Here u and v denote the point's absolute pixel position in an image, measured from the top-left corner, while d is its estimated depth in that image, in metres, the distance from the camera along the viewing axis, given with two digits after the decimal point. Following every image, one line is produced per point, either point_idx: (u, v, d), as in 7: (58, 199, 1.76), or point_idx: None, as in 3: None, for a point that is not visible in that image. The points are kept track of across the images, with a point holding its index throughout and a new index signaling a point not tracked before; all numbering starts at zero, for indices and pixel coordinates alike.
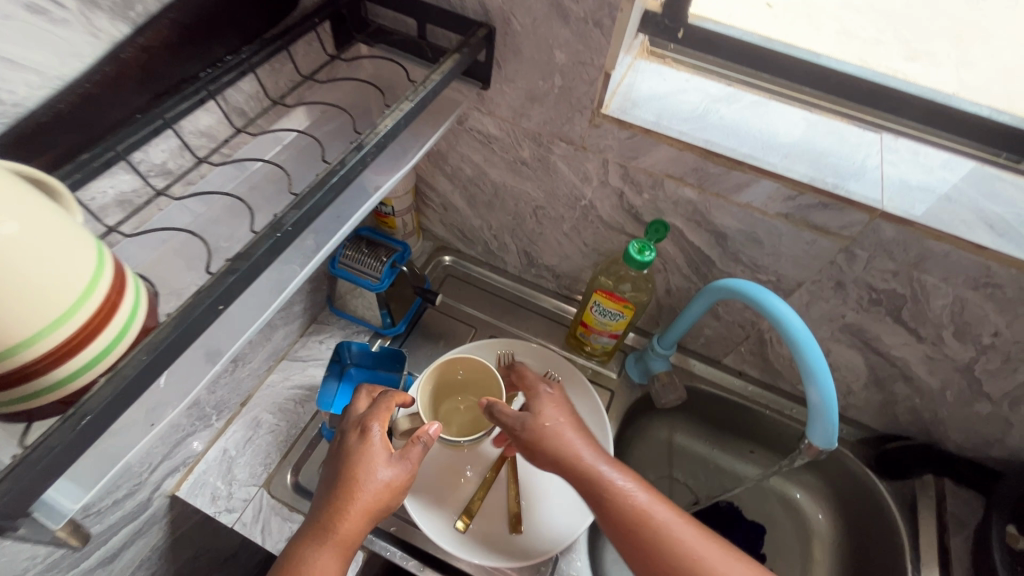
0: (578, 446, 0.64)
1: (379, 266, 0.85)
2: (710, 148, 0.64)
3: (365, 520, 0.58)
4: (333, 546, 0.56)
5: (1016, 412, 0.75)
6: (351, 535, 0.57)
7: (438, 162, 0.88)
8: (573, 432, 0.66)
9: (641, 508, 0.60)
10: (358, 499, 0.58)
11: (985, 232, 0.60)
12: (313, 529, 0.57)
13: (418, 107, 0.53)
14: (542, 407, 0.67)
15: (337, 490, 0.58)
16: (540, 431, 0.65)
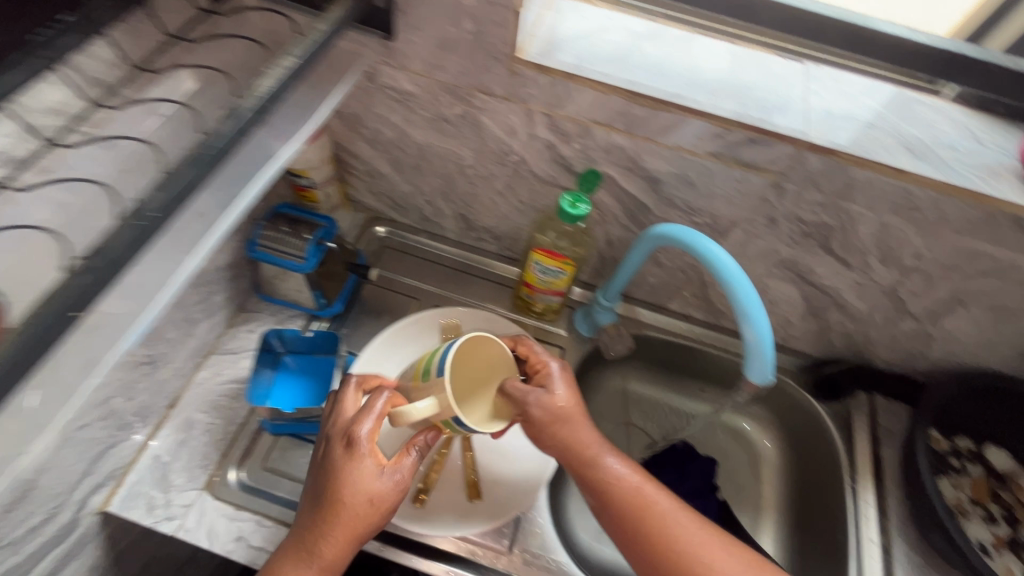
0: (587, 439, 0.64)
1: (303, 244, 0.79)
2: (635, 89, 0.61)
3: (350, 538, 0.57)
4: (319, 565, 0.56)
5: (937, 326, 0.79)
6: (337, 553, 0.56)
7: (355, 126, 0.81)
8: (582, 421, 0.65)
9: (646, 499, 0.60)
10: (341, 519, 0.56)
11: (905, 156, 0.60)
12: (299, 549, 0.56)
13: (301, 68, 0.55)
14: (552, 390, 0.65)
15: (321, 510, 0.56)
16: (553, 411, 0.63)
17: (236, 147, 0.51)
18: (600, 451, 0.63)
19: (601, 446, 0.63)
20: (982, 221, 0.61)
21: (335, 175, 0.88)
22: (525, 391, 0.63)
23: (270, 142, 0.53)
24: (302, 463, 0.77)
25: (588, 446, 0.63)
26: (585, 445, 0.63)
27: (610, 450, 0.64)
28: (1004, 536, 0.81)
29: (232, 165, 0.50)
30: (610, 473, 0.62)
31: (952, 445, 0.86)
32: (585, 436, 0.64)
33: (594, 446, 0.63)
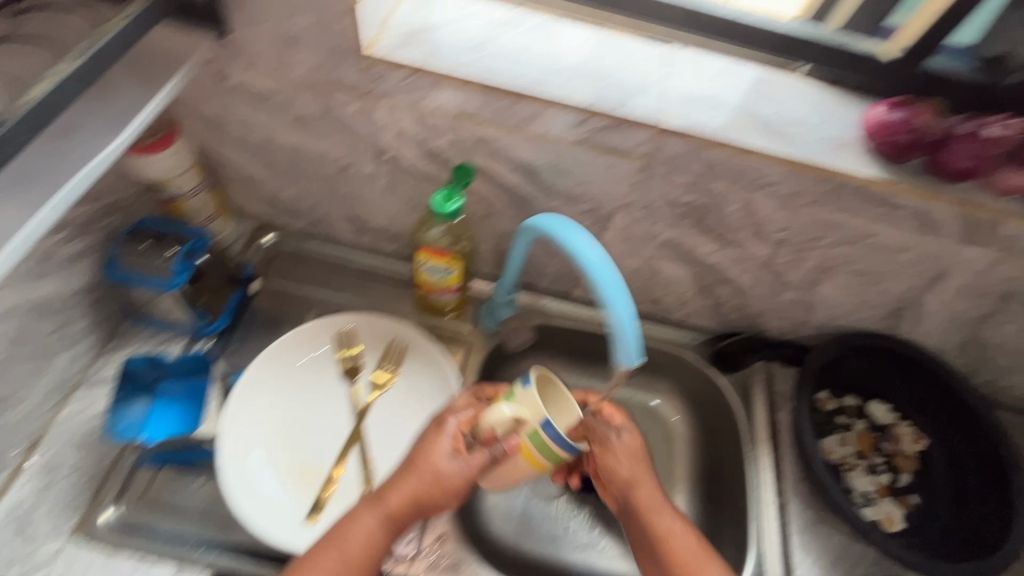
0: (650, 493, 0.66)
1: (169, 261, 0.75)
2: (489, 82, 0.62)
3: (401, 513, 0.58)
4: (373, 530, 0.58)
5: (815, 293, 0.82)
6: (382, 526, 0.58)
7: (218, 131, 0.76)
8: (649, 469, 0.68)
9: (689, 560, 0.62)
10: (393, 493, 0.58)
11: (754, 134, 0.63)
12: (369, 509, 0.59)
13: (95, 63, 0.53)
14: (628, 430, 0.68)
15: (404, 475, 0.59)
16: (624, 451, 0.67)
17: (25, 147, 0.50)
18: (661, 506, 0.65)
19: (663, 501, 0.66)
20: (831, 192, 0.65)
21: (207, 183, 0.83)
22: (606, 434, 0.67)
23: (91, 141, 0.51)
24: (186, 493, 0.72)
25: (651, 498, 0.65)
26: (645, 494, 0.65)
27: (668, 510, 0.65)
28: (886, 484, 0.86)
29: (20, 163, 0.49)
30: (665, 527, 0.64)
31: (837, 403, 0.92)
32: (647, 486, 0.66)
33: (655, 497, 0.65)
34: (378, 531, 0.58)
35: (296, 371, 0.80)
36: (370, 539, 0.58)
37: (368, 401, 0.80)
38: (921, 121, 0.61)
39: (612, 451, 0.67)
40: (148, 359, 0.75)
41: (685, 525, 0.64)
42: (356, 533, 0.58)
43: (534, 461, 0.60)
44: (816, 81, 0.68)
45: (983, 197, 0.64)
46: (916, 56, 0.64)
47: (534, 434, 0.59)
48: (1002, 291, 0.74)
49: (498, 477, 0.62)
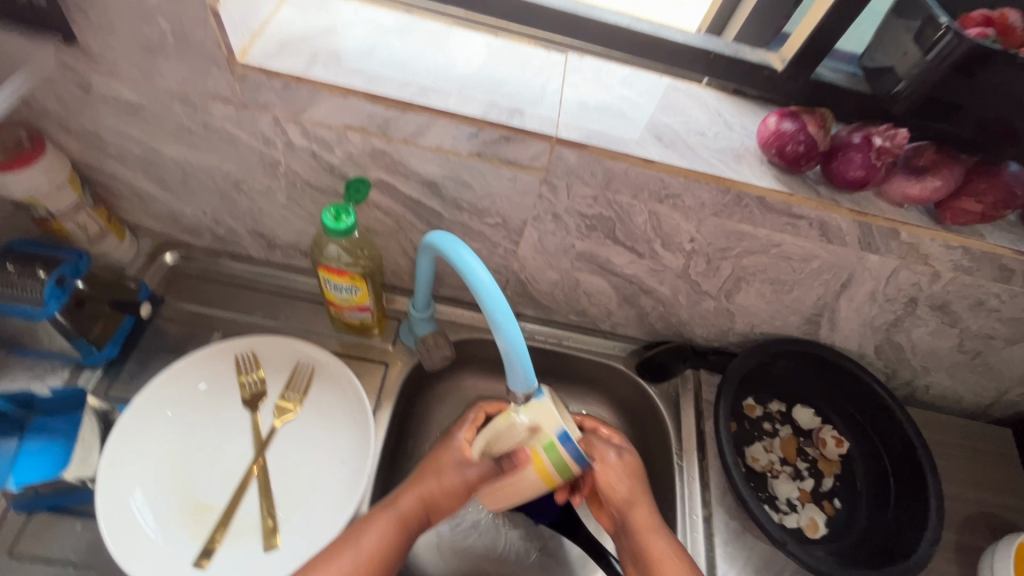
0: (647, 517, 0.68)
1: (38, 286, 0.67)
2: (372, 89, 0.60)
3: (415, 516, 0.65)
4: (387, 530, 0.63)
5: (734, 302, 0.81)
6: (400, 526, 0.64)
7: (96, 146, 0.70)
8: (646, 492, 0.70)
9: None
10: (406, 497, 0.65)
11: (652, 145, 0.62)
12: (383, 511, 0.65)
13: None
14: (626, 450, 0.72)
15: (412, 481, 0.67)
16: (626, 465, 0.70)
17: None
18: (656, 528, 0.67)
19: (658, 525, 0.67)
20: (732, 203, 0.64)
21: (91, 200, 0.76)
22: (605, 451, 0.70)
23: None
24: (65, 540, 0.66)
25: (647, 520, 0.67)
26: (641, 516, 0.67)
27: (662, 533, 0.66)
28: (809, 489, 0.86)
29: None
30: (656, 549, 0.65)
31: (764, 409, 0.91)
32: (644, 509, 0.68)
33: (649, 520, 0.67)
34: (393, 532, 0.63)
35: (190, 400, 0.74)
36: (386, 541, 0.63)
37: (271, 429, 0.75)
38: (807, 133, 0.60)
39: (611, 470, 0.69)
40: (14, 396, 0.67)
41: (676, 547, 0.65)
42: (371, 531, 0.63)
43: (545, 476, 0.60)
44: (716, 90, 0.69)
45: (877, 205, 0.65)
46: (811, 64, 0.63)
47: (551, 449, 0.59)
48: (909, 296, 0.75)
49: (505, 490, 0.63)
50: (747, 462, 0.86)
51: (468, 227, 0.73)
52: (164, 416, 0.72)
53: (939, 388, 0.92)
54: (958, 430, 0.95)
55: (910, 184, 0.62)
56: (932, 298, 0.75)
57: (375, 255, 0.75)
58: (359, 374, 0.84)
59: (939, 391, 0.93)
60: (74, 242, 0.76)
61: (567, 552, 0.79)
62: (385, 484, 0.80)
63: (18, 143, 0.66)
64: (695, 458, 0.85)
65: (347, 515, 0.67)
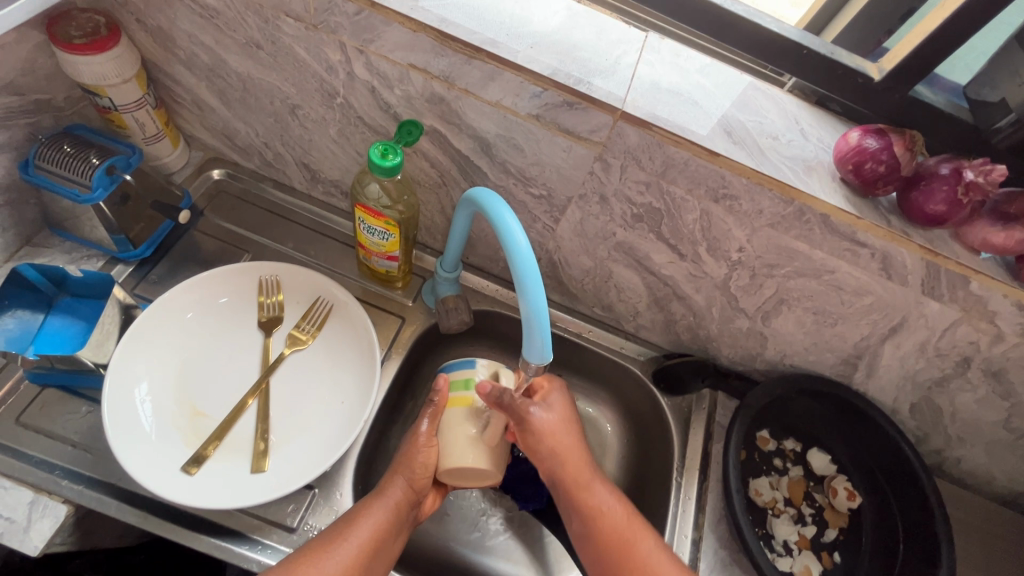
0: (578, 461, 0.68)
1: (88, 172, 0.68)
2: (444, 30, 0.58)
3: (402, 500, 0.63)
4: (379, 519, 0.61)
5: (769, 326, 0.76)
6: (392, 513, 0.62)
7: (166, 45, 0.71)
8: (574, 446, 0.69)
9: (620, 531, 0.63)
10: (392, 483, 0.64)
11: (720, 139, 0.59)
12: (372, 500, 0.63)
13: None
14: (549, 404, 0.69)
15: (393, 468, 0.66)
16: (557, 408, 0.70)
17: None
18: (590, 482, 0.67)
19: (588, 475, 0.67)
20: (792, 216, 0.60)
21: (154, 100, 0.77)
22: (526, 409, 0.67)
23: None
24: (68, 420, 0.67)
25: (574, 455, 0.68)
26: (569, 448, 0.68)
27: (596, 479, 0.67)
28: (810, 537, 0.81)
29: None
30: (597, 505, 0.65)
31: (777, 444, 0.87)
32: (572, 464, 0.67)
33: (583, 476, 0.67)
34: (384, 521, 0.61)
35: (210, 310, 0.75)
36: (379, 526, 0.61)
37: (280, 356, 0.75)
38: (891, 154, 0.56)
39: (532, 430, 0.67)
40: (45, 271, 0.68)
41: (615, 498, 0.66)
42: (363, 523, 0.60)
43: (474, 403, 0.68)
44: (798, 98, 0.65)
45: (951, 247, 0.60)
46: (911, 80, 0.59)
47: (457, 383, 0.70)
48: (963, 355, 0.69)
49: (456, 430, 0.67)
50: (749, 494, 0.82)
51: (511, 193, 0.71)
52: (180, 321, 0.73)
53: (971, 463, 0.86)
54: (981, 511, 0.89)
55: (994, 232, 0.57)
56: (987, 362, 0.69)
57: (417, 205, 0.74)
58: (375, 323, 0.83)
59: (969, 466, 0.86)
60: (130, 138, 0.78)
61: (546, 546, 0.80)
62: (379, 436, 0.80)
63: (95, 28, 0.67)
64: (696, 479, 0.81)
65: (335, 453, 0.67)
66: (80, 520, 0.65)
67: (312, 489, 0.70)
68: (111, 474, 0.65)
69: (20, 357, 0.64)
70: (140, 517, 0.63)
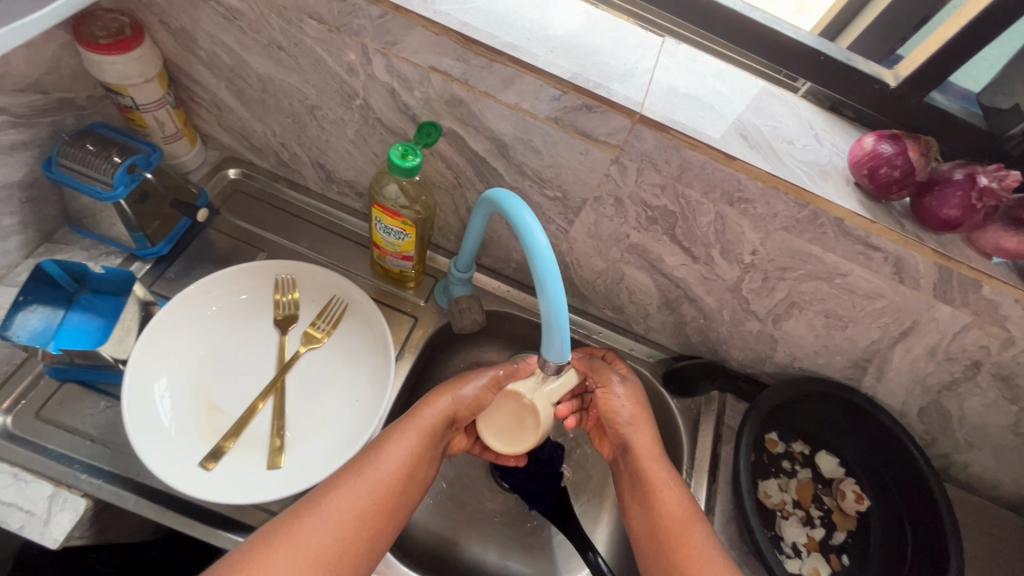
0: (647, 437, 0.68)
1: (110, 170, 0.69)
2: (467, 33, 0.59)
3: (434, 427, 0.65)
4: (411, 444, 0.63)
5: (780, 328, 0.77)
6: (424, 440, 0.64)
7: (188, 46, 0.72)
8: (648, 420, 0.70)
9: (674, 512, 0.63)
10: (427, 409, 0.66)
11: (737, 143, 0.60)
12: (405, 424, 0.64)
13: None
14: (629, 379, 0.72)
15: (431, 395, 0.68)
16: (634, 384, 0.71)
17: None
18: (658, 456, 0.67)
19: (653, 448, 0.68)
20: (806, 220, 0.61)
21: (174, 100, 0.78)
22: (610, 379, 0.69)
23: None
24: (86, 415, 0.68)
25: (643, 430, 0.69)
26: (640, 421, 0.69)
27: (663, 458, 0.68)
28: (818, 539, 0.82)
29: None
30: (658, 479, 0.65)
31: (786, 447, 0.87)
32: (647, 435, 0.69)
33: (650, 451, 0.68)
34: (416, 446, 0.63)
35: (227, 307, 0.76)
36: (412, 448, 0.63)
37: (295, 353, 0.76)
38: (906, 159, 0.57)
39: (613, 395, 0.69)
40: (67, 267, 0.68)
41: (676, 476, 0.66)
42: (395, 446, 0.62)
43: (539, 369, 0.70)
44: (812, 103, 0.66)
45: (964, 252, 0.61)
46: (925, 86, 0.60)
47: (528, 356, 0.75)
48: (973, 359, 0.70)
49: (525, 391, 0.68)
50: (758, 496, 0.82)
51: (527, 195, 0.72)
52: (198, 317, 0.74)
53: (978, 467, 0.86)
54: (988, 516, 0.89)
55: (1007, 236, 0.58)
56: (997, 367, 0.70)
57: (433, 206, 0.75)
58: (389, 322, 0.84)
59: (976, 470, 0.87)
60: (150, 136, 0.79)
61: (555, 544, 0.81)
62: None
63: (120, 28, 0.68)
64: (705, 481, 0.82)
65: (351, 450, 0.68)
66: (98, 514, 0.66)
67: None
68: (130, 469, 0.65)
69: (41, 352, 0.64)
70: (157, 512, 0.64)
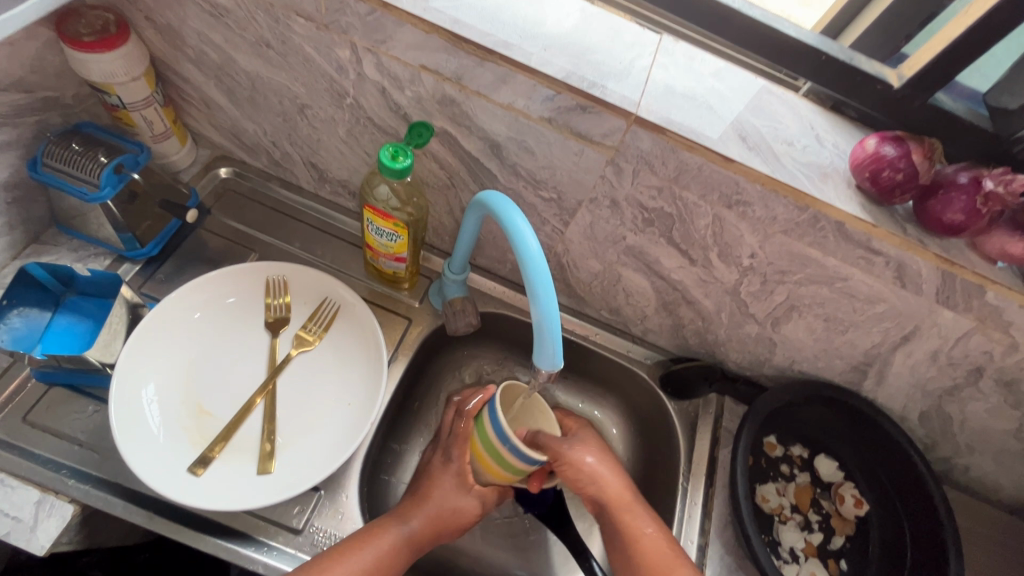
0: (621, 488, 0.70)
1: (97, 170, 0.68)
2: (457, 32, 0.58)
3: (416, 534, 0.65)
4: (387, 546, 0.62)
5: (779, 332, 0.76)
6: (408, 548, 0.64)
7: (175, 43, 0.71)
8: (615, 469, 0.71)
9: (660, 556, 0.64)
10: (414, 513, 0.66)
11: (735, 144, 0.58)
12: (394, 525, 0.64)
13: None
14: (587, 434, 0.75)
15: (416, 501, 0.68)
16: (596, 441, 0.74)
17: None
18: (633, 504, 0.69)
19: (629, 500, 0.69)
20: (806, 223, 0.59)
21: (162, 98, 0.76)
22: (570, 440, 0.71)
23: None
24: (74, 419, 0.67)
25: (616, 485, 0.70)
26: (611, 474, 0.71)
27: (641, 508, 0.69)
28: (816, 543, 0.81)
29: None
30: (639, 527, 0.67)
31: (784, 450, 0.86)
32: (620, 485, 0.70)
33: (626, 501, 0.69)
34: (390, 549, 0.62)
35: (216, 309, 0.75)
36: (387, 552, 0.62)
37: (287, 356, 0.75)
38: (909, 162, 0.55)
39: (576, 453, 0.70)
40: (53, 270, 0.67)
41: (657, 524, 0.67)
42: (372, 546, 0.61)
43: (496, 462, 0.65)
44: (813, 102, 0.65)
45: (968, 257, 0.59)
46: (929, 86, 0.58)
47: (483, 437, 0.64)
48: (975, 364, 0.69)
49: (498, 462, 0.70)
50: (756, 500, 0.81)
51: (521, 196, 0.71)
52: (188, 320, 0.73)
53: (979, 472, 0.85)
54: (989, 520, 0.88)
55: (1012, 241, 0.57)
56: (1000, 372, 0.69)
57: (426, 208, 0.73)
58: (382, 324, 0.82)
59: (977, 474, 0.86)
60: (138, 135, 0.77)
61: (549, 549, 0.80)
62: (384, 438, 0.80)
63: (105, 26, 0.67)
64: (703, 485, 0.81)
65: (342, 456, 0.67)
66: (86, 519, 0.65)
67: (318, 490, 0.70)
68: (118, 474, 0.65)
69: (27, 356, 0.63)
70: (146, 518, 0.63)
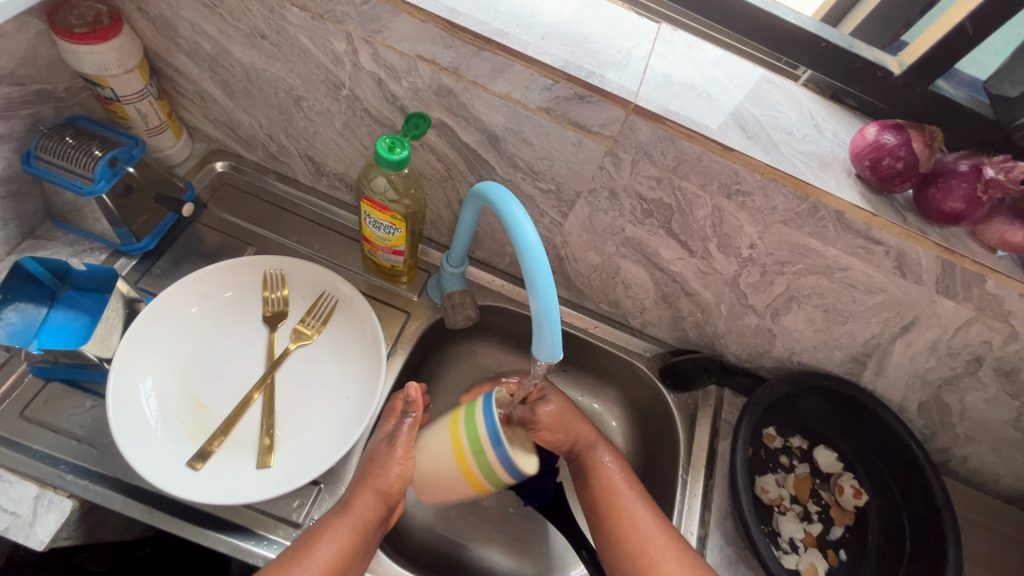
0: (584, 430, 0.73)
1: (91, 163, 0.67)
2: (454, 21, 0.57)
3: (370, 517, 0.61)
4: (345, 538, 0.59)
5: (778, 323, 0.76)
6: (357, 530, 0.60)
7: (169, 34, 0.70)
8: (577, 417, 0.73)
9: (613, 486, 0.68)
10: (360, 497, 0.62)
11: (734, 134, 0.58)
12: (335, 517, 0.60)
13: None
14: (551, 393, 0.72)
15: (359, 482, 0.64)
16: (556, 394, 0.73)
17: None
18: (596, 442, 0.73)
19: (592, 438, 0.73)
20: (806, 213, 0.59)
21: (157, 91, 0.76)
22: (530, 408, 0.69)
23: None
24: (72, 414, 0.67)
25: (578, 429, 0.73)
26: (570, 423, 0.72)
27: (602, 444, 0.73)
28: (816, 534, 0.81)
29: None
30: (599, 461, 0.71)
31: (784, 442, 0.86)
32: (585, 428, 0.73)
33: (589, 440, 0.73)
34: (348, 540, 0.59)
35: (215, 303, 0.75)
36: (345, 541, 0.59)
37: (285, 350, 0.74)
38: (909, 150, 0.55)
39: (542, 426, 0.70)
40: (47, 264, 0.67)
41: (618, 460, 0.72)
42: (327, 542, 0.58)
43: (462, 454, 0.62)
44: (812, 92, 0.64)
45: (968, 245, 0.59)
46: (931, 73, 0.58)
47: (471, 425, 0.61)
48: (975, 354, 0.69)
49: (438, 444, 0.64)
50: (755, 491, 0.81)
51: (519, 187, 0.70)
52: (185, 313, 0.72)
53: (978, 461, 0.85)
54: (988, 509, 0.89)
55: (1012, 229, 0.57)
56: (999, 361, 0.69)
57: (424, 200, 0.73)
58: (381, 318, 0.82)
59: (976, 464, 0.86)
60: (133, 129, 0.77)
61: (549, 541, 0.80)
62: None
63: (97, 17, 0.66)
64: (702, 477, 0.81)
65: (340, 450, 0.67)
66: (85, 514, 0.65)
67: (316, 484, 0.70)
68: (117, 469, 0.64)
69: (23, 351, 0.63)
70: (145, 512, 0.63)
